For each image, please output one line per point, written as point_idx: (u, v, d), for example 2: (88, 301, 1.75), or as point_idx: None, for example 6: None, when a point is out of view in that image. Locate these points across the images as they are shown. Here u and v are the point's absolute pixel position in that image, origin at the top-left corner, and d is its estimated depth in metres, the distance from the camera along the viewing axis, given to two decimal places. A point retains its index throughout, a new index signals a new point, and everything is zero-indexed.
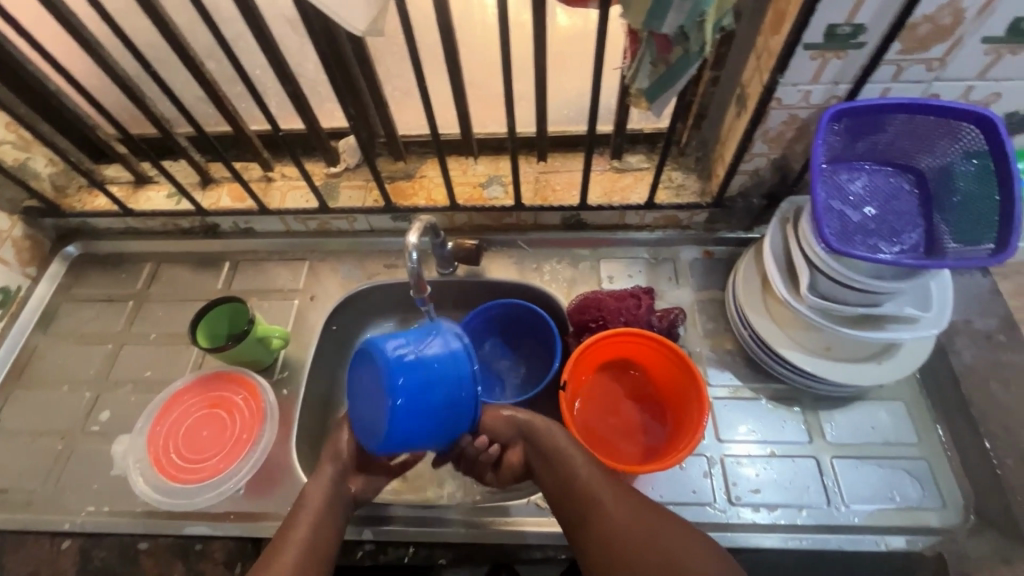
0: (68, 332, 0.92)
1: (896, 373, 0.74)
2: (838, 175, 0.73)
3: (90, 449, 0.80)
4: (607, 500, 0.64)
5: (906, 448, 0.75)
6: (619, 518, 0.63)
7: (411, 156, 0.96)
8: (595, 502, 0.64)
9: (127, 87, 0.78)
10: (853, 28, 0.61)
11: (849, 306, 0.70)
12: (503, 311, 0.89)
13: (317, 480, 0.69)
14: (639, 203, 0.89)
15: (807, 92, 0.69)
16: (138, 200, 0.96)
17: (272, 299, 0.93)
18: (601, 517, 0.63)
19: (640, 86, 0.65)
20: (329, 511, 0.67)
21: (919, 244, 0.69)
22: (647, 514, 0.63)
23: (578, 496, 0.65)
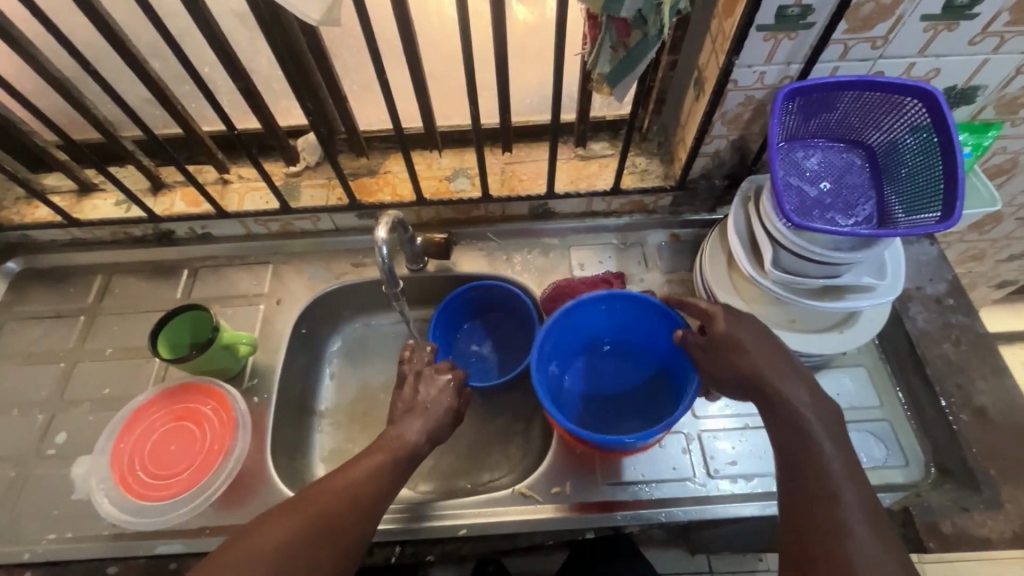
0: (14, 352, 0.86)
1: (856, 340, 0.77)
2: (794, 153, 0.76)
3: (46, 474, 0.75)
4: (837, 468, 0.57)
5: (869, 411, 0.79)
6: (821, 478, 0.57)
7: (373, 152, 0.94)
8: (825, 460, 0.58)
9: (64, 89, 0.74)
10: (802, 9, 0.63)
11: (810, 278, 0.73)
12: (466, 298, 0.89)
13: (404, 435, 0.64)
14: (606, 189, 0.90)
15: (761, 73, 0.71)
16: (84, 209, 0.91)
17: (236, 305, 0.90)
18: (831, 478, 0.57)
19: (602, 71, 0.65)
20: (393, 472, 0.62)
21: (872, 215, 0.73)
22: (847, 475, 0.57)
23: (816, 457, 0.58)
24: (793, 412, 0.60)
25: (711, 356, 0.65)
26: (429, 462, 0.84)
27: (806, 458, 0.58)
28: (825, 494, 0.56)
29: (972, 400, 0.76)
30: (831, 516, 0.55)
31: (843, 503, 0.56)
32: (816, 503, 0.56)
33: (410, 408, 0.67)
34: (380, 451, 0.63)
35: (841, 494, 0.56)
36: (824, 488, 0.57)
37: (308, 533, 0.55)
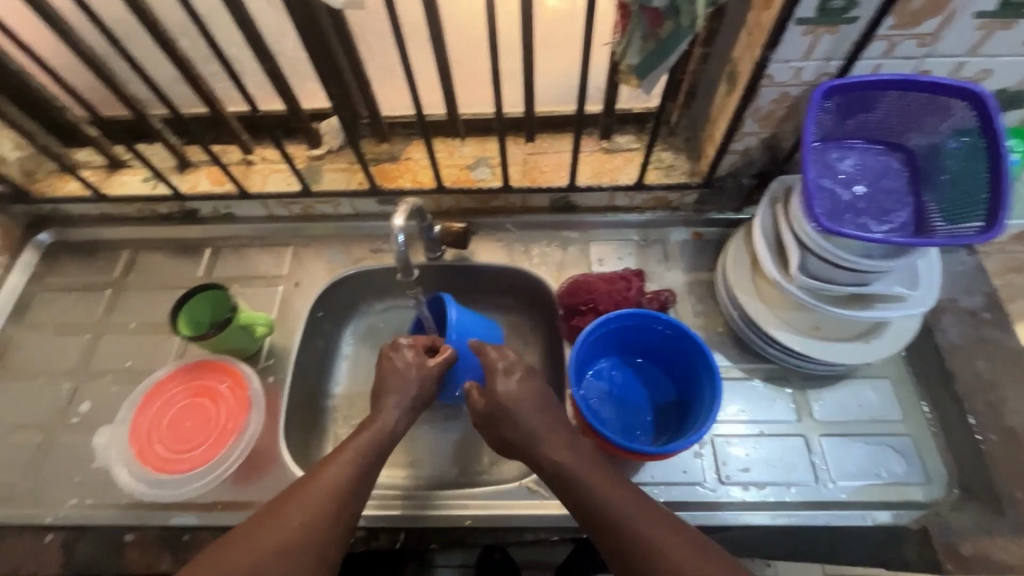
0: (43, 322, 0.89)
1: (883, 351, 0.75)
2: (828, 154, 0.73)
3: (70, 442, 0.78)
4: (623, 502, 0.58)
5: (892, 425, 0.76)
6: (619, 512, 0.57)
7: (395, 137, 0.93)
8: (596, 491, 0.59)
9: (95, 66, 0.75)
10: (846, 3, 0.60)
11: (838, 285, 0.71)
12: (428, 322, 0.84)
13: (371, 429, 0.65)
14: (629, 184, 0.88)
15: (798, 69, 0.68)
16: (113, 185, 0.93)
17: (255, 285, 0.91)
18: (615, 512, 0.58)
19: (630, 62, 0.63)
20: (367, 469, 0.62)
21: (908, 223, 0.69)
22: (649, 511, 0.58)
23: (591, 492, 0.59)
24: (559, 454, 0.62)
25: (486, 424, 0.68)
26: (438, 450, 0.85)
27: (600, 491, 0.59)
28: (625, 526, 0.56)
29: (1000, 417, 0.73)
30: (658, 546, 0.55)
31: (656, 535, 0.56)
32: (612, 536, 0.57)
33: (388, 386, 0.68)
34: (363, 432, 0.65)
35: (640, 529, 0.56)
36: (622, 519, 0.57)
37: (314, 529, 0.56)
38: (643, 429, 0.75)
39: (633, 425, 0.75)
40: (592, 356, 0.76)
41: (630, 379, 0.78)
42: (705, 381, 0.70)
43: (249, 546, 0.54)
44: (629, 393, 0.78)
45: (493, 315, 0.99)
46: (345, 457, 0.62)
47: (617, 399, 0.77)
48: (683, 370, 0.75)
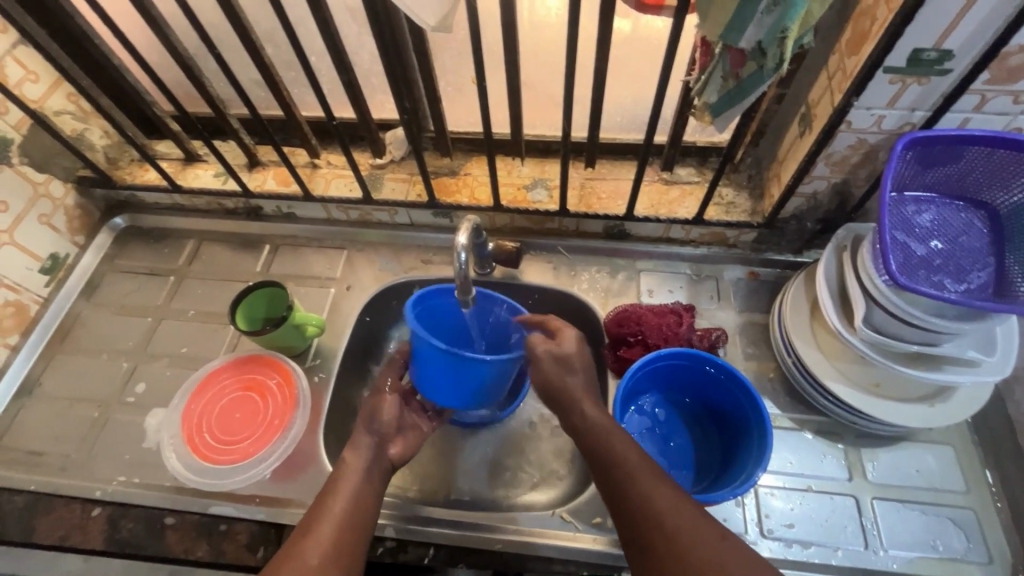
0: (110, 302, 0.94)
1: (949, 416, 0.71)
2: (903, 206, 0.70)
3: (124, 420, 0.81)
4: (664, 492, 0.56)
5: (951, 495, 0.72)
6: (651, 497, 0.55)
7: (457, 153, 0.95)
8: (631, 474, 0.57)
9: (186, 66, 0.79)
10: (940, 54, 0.58)
11: (906, 343, 0.68)
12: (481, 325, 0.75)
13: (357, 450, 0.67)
14: (687, 218, 0.87)
15: (880, 117, 0.66)
16: (187, 177, 0.97)
17: (309, 285, 0.94)
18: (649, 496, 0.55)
19: (707, 99, 0.62)
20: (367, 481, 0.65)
21: (987, 284, 0.66)
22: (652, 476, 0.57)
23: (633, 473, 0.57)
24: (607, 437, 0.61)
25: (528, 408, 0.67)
26: (469, 465, 0.85)
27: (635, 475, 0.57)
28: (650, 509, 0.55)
29: None
30: (682, 538, 0.52)
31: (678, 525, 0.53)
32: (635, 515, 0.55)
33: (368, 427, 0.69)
34: (351, 458, 0.67)
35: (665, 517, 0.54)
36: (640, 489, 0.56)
37: (337, 546, 0.58)
38: (688, 468, 0.73)
39: (675, 464, 0.73)
40: (638, 389, 0.75)
41: (672, 418, 0.77)
42: (753, 427, 0.68)
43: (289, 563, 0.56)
44: (673, 432, 0.76)
45: None
46: (352, 480, 0.64)
47: (660, 437, 0.75)
48: (725, 412, 0.73)
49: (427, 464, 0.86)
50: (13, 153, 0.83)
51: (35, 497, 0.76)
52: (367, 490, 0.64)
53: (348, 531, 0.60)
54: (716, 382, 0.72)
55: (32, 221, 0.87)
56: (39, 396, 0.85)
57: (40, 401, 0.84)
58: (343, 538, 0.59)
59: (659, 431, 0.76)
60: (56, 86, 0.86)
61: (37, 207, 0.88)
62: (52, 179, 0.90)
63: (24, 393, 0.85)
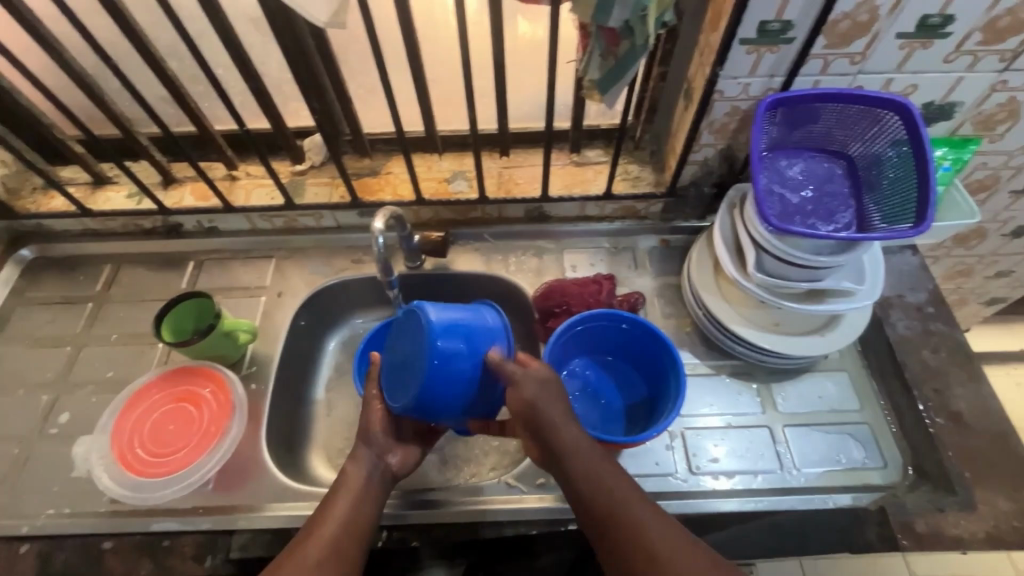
0: (24, 336, 0.89)
1: (837, 343, 0.80)
2: (777, 162, 0.79)
3: (49, 452, 0.78)
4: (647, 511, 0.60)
5: (848, 414, 0.80)
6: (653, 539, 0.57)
7: (376, 153, 0.98)
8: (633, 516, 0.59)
9: (84, 84, 0.78)
10: (782, 25, 0.67)
11: (792, 282, 0.76)
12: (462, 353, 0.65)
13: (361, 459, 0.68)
14: (599, 194, 0.94)
15: (746, 85, 0.75)
16: (97, 201, 0.95)
17: (238, 296, 0.93)
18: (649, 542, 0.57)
19: (592, 78, 0.69)
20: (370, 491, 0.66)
21: (852, 222, 0.75)
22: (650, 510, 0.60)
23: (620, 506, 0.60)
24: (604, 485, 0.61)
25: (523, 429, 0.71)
26: None
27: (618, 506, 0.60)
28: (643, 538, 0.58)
29: (949, 404, 0.76)
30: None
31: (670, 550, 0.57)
32: (634, 557, 0.56)
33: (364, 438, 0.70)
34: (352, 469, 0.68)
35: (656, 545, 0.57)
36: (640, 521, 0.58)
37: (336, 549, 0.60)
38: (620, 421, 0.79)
39: (608, 420, 0.78)
40: (565, 353, 0.80)
41: (602, 378, 0.82)
42: (670, 372, 0.74)
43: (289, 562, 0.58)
44: (603, 390, 0.81)
45: None
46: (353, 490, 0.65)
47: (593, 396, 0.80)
48: (649, 364, 0.78)
49: None
50: None
51: None
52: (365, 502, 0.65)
53: (348, 531, 0.62)
54: (633, 337, 0.78)
55: None
56: None
57: None
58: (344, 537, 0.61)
59: (590, 391, 0.81)
60: None
61: None
62: None
63: None
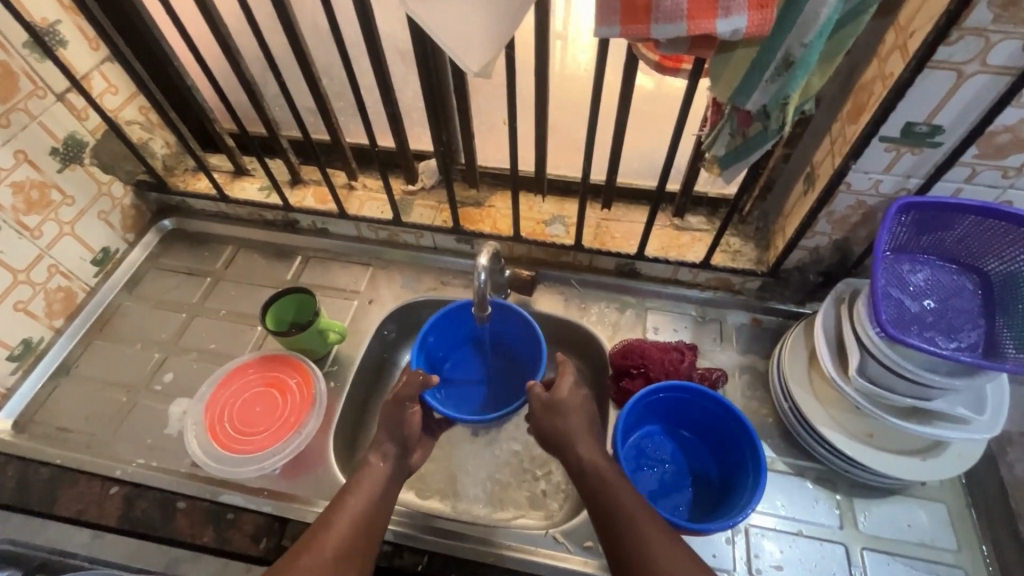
0: (150, 296, 1.00)
1: (939, 470, 0.73)
2: (899, 264, 0.74)
3: (150, 406, 0.87)
4: (639, 510, 0.61)
5: (941, 552, 0.72)
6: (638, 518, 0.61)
7: (482, 185, 1.02)
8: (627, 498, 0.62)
9: (250, 89, 0.88)
10: (931, 128, 0.64)
11: (898, 395, 0.70)
12: (678, 404, 0.78)
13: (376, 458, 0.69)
14: (695, 262, 0.92)
15: (877, 181, 0.71)
16: (234, 189, 1.06)
17: (334, 297, 1.00)
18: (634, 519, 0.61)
19: (717, 153, 0.69)
20: (384, 495, 0.67)
21: (977, 344, 0.69)
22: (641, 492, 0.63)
23: (620, 503, 0.62)
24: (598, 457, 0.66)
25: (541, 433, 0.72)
26: (470, 483, 0.88)
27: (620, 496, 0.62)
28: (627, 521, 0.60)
29: None
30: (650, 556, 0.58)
31: (656, 539, 0.59)
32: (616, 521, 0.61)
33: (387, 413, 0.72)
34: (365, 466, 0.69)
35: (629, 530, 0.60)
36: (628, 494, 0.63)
37: (349, 544, 0.61)
38: (687, 489, 0.77)
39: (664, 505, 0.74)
40: (642, 419, 0.79)
41: (669, 448, 0.79)
42: (749, 471, 0.70)
43: (305, 556, 0.59)
44: (675, 476, 0.77)
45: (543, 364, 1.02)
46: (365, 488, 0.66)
47: (676, 474, 0.78)
48: (726, 446, 0.76)
49: (426, 477, 0.88)
50: (85, 153, 0.92)
51: (60, 471, 0.80)
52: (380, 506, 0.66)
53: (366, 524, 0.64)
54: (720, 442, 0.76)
55: (91, 216, 0.95)
56: (75, 377, 0.91)
57: (75, 382, 0.90)
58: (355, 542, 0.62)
59: (659, 478, 0.77)
60: (129, 99, 0.97)
61: (99, 204, 0.96)
62: (115, 181, 0.99)
63: (61, 373, 0.91)
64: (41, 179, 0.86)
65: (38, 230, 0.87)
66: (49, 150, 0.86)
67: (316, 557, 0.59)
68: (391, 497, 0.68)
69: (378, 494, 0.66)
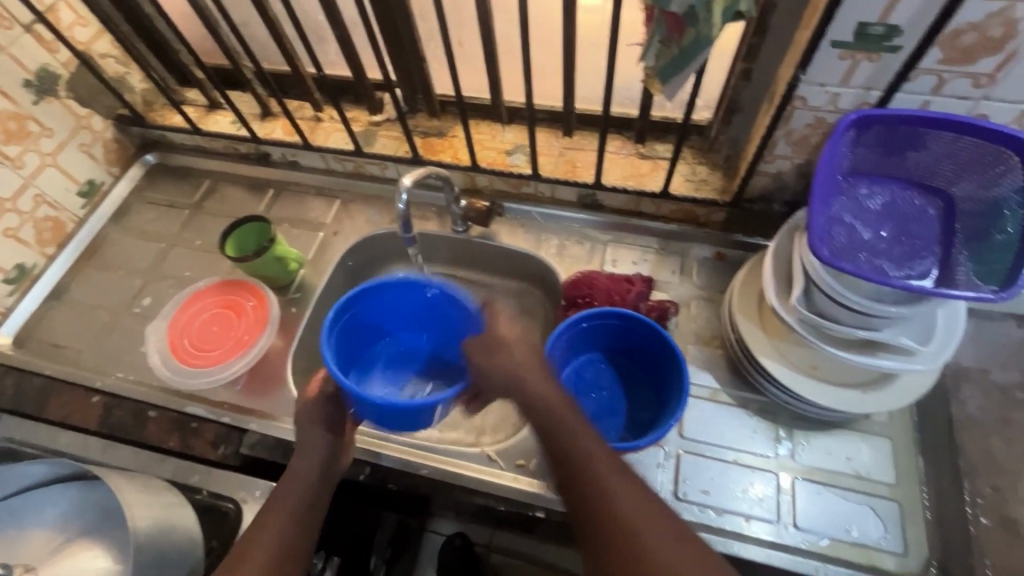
0: (134, 227, 1.06)
1: (881, 403, 0.70)
2: (856, 188, 0.69)
3: (130, 326, 0.94)
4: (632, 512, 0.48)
5: (877, 485, 0.71)
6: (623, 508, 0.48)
7: (446, 115, 1.00)
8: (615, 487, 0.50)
9: (205, 16, 0.88)
10: (886, 30, 0.58)
11: (840, 325, 0.67)
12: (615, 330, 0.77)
13: (308, 455, 0.65)
14: (654, 191, 0.89)
15: (835, 95, 0.66)
16: (208, 122, 1.08)
17: (302, 228, 1.02)
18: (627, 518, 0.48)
19: (651, 66, 0.64)
20: (312, 498, 0.62)
21: (929, 273, 0.65)
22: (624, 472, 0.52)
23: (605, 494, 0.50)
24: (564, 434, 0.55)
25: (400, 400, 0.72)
26: None
27: (611, 481, 0.50)
28: (630, 540, 0.47)
29: None
30: None
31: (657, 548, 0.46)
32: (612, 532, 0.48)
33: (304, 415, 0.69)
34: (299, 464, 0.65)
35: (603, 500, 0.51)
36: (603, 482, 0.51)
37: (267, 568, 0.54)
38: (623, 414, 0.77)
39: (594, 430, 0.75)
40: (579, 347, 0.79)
41: (608, 375, 0.80)
42: (675, 394, 0.70)
43: None
44: (612, 402, 0.78)
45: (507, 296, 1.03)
46: (291, 492, 0.61)
47: (613, 400, 0.78)
48: (658, 371, 0.76)
49: None
50: (59, 86, 0.95)
51: (50, 380, 0.88)
52: (304, 508, 0.60)
53: (295, 533, 0.58)
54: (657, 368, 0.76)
55: (73, 148, 1.00)
56: (67, 300, 0.99)
57: (67, 304, 0.98)
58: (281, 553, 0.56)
59: (596, 403, 0.78)
60: (99, 33, 0.98)
61: (79, 137, 1.00)
62: (94, 114, 1.02)
63: (55, 296, 0.99)
64: (16, 111, 0.90)
65: (19, 160, 0.91)
66: (23, 82, 0.90)
67: None
68: (324, 500, 0.63)
69: (302, 500, 0.61)
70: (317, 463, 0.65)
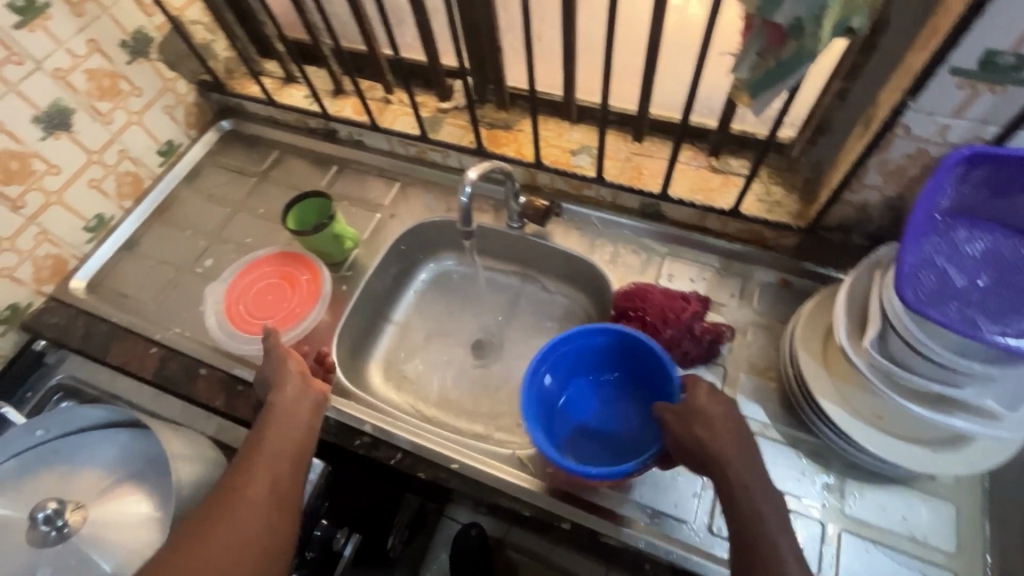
0: (205, 190, 1.10)
1: (950, 466, 0.65)
2: (955, 230, 0.63)
3: (191, 285, 0.98)
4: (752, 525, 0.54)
5: (933, 552, 0.66)
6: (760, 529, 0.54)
7: (514, 107, 0.99)
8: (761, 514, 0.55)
9: None
10: (1019, 60, 0.52)
11: (915, 376, 0.62)
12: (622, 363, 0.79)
13: (280, 393, 0.69)
14: (723, 208, 0.84)
15: (945, 126, 0.60)
16: (283, 95, 1.10)
17: (360, 207, 1.04)
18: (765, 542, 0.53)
19: (742, 78, 0.60)
20: (304, 440, 0.66)
21: None
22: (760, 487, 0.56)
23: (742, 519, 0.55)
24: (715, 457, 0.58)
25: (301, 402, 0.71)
26: None
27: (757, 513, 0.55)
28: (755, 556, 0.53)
29: None
30: None
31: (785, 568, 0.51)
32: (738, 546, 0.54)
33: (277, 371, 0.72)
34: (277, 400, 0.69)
35: None
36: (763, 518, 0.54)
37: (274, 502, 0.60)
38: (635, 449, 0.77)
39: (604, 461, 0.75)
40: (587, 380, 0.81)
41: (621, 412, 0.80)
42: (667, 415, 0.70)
43: (227, 518, 0.58)
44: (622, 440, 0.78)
45: (554, 297, 1.01)
46: (274, 427, 0.66)
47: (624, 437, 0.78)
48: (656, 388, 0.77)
49: None
50: (151, 49, 0.99)
51: (115, 327, 0.93)
52: (299, 453, 0.65)
53: (293, 474, 0.63)
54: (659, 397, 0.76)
55: (157, 109, 1.04)
56: (138, 252, 1.04)
57: (137, 256, 1.03)
58: (280, 492, 0.61)
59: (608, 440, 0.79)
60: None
61: (164, 98, 1.05)
62: (180, 78, 1.07)
63: (127, 247, 1.04)
64: (111, 69, 0.94)
65: (109, 116, 0.96)
66: (119, 42, 0.94)
67: (237, 519, 0.57)
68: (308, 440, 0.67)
69: (297, 442, 0.65)
70: (303, 405, 0.69)
